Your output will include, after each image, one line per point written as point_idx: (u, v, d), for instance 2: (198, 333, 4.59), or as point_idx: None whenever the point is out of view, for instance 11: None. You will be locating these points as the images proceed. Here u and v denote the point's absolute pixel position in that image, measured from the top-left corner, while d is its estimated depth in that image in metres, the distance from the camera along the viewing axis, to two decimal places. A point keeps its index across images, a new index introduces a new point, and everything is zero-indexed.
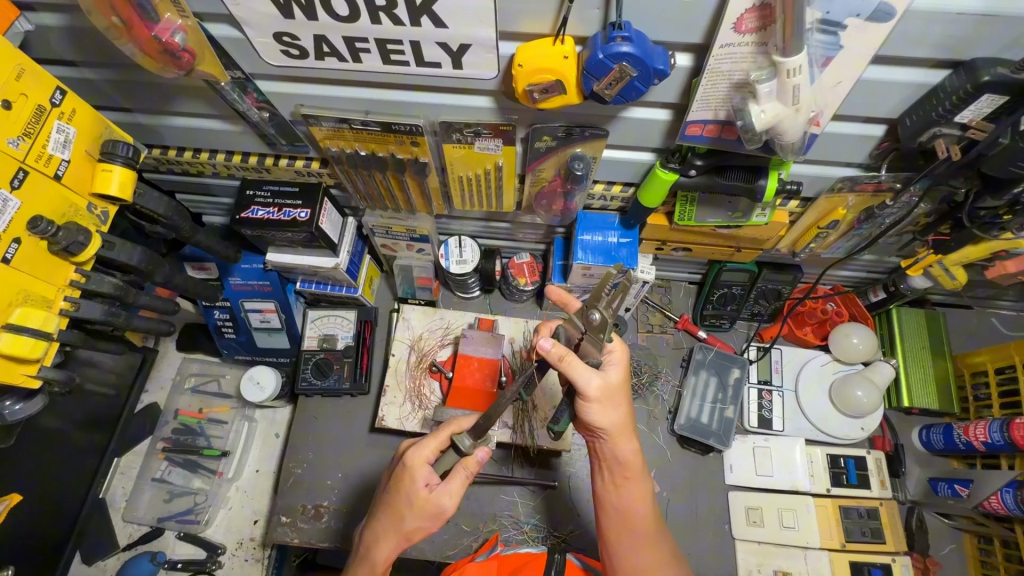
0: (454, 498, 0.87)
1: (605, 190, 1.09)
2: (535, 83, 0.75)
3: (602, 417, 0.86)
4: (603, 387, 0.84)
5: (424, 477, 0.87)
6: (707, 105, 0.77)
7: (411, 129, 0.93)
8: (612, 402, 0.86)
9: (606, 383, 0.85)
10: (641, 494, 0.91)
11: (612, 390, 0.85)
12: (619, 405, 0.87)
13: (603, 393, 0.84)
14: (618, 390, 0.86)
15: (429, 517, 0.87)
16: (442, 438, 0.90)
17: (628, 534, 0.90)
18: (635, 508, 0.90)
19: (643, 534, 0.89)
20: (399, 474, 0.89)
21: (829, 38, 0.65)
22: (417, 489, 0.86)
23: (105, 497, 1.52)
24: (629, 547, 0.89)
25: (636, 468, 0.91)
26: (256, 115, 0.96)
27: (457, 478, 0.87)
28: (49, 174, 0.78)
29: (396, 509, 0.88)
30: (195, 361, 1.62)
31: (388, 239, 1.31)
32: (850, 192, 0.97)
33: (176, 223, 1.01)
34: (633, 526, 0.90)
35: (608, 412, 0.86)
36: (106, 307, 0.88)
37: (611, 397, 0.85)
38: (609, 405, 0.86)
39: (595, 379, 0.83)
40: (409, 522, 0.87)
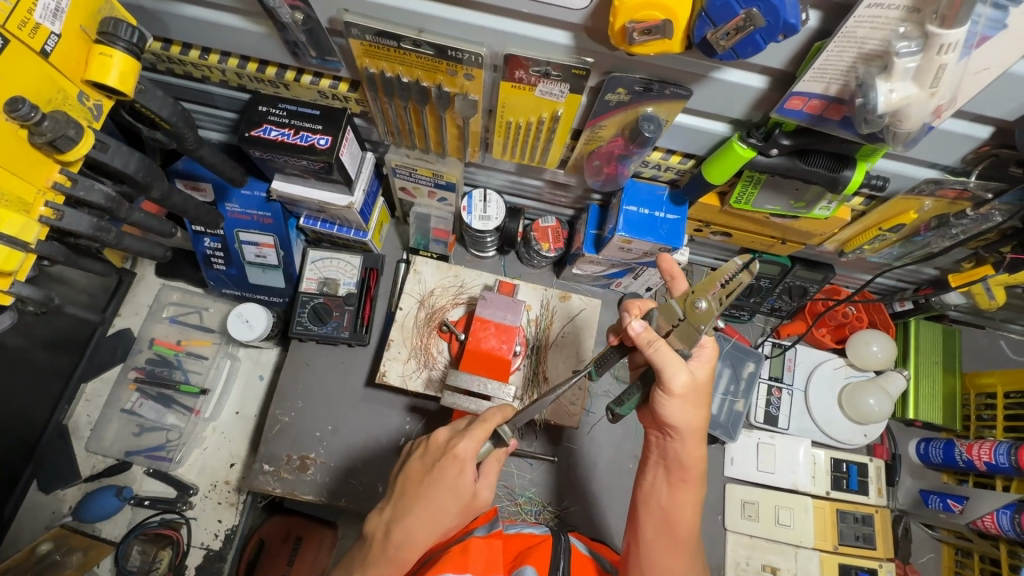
0: (492, 490, 0.88)
1: (662, 159, 0.99)
2: (638, 20, 0.63)
3: (678, 414, 0.84)
4: (689, 384, 0.81)
5: (473, 471, 0.84)
6: (822, 76, 0.67)
7: (469, 58, 0.81)
8: (692, 401, 0.84)
9: (692, 382, 0.82)
10: (690, 501, 0.88)
11: (695, 388, 0.83)
12: (699, 407, 0.86)
13: (687, 391, 0.82)
14: (704, 386, 0.85)
15: (469, 510, 0.86)
16: (488, 428, 0.86)
17: (663, 539, 0.87)
18: (681, 514, 0.88)
19: (679, 542, 0.86)
20: (443, 465, 0.84)
21: (997, 14, 0.56)
22: (465, 483, 0.84)
23: (68, 424, 1.40)
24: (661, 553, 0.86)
25: (694, 475, 0.89)
26: (288, 16, 0.81)
27: (493, 470, 0.87)
28: (33, 48, 0.63)
29: (439, 507, 0.83)
30: (175, 289, 1.48)
31: (409, 182, 1.19)
32: (928, 196, 0.90)
33: (179, 132, 0.87)
34: (670, 532, 0.87)
35: (686, 411, 0.84)
36: (94, 221, 0.76)
37: (694, 396, 0.83)
38: (689, 405, 0.84)
39: (682, 376, 0.81)
40: (451, 517, 0.84)
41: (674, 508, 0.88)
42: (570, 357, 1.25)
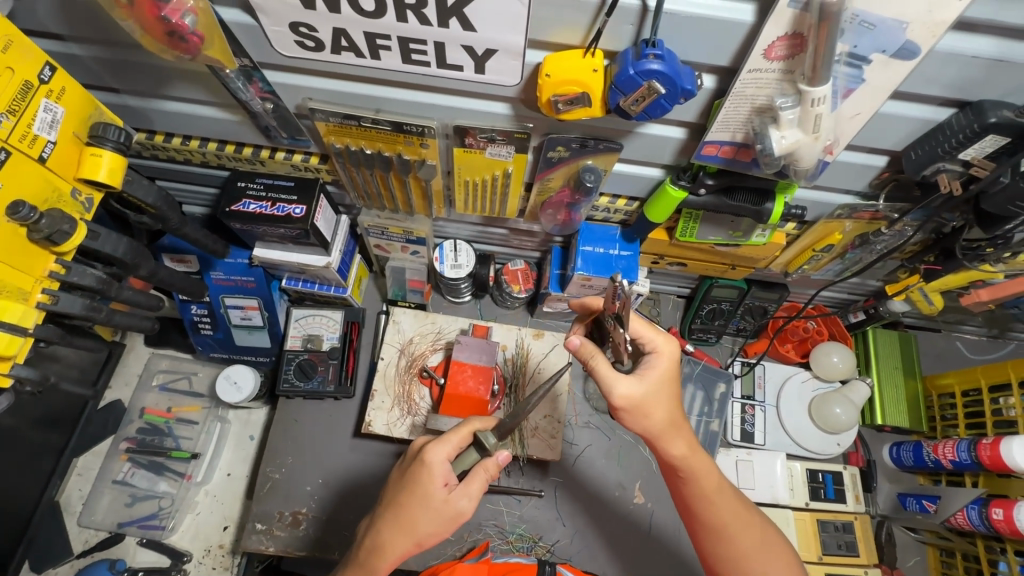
0: (471, 500, 0.87)
1: (610, 203, 1.09)
2: (560, 93, 0.74)
3: (660, 420, 0.84)
4: (637, 392, 0.83)
5: (443, 478, 0.86)
6: (726, 127, 0.78)
7: (422, 130, 0.91)
8: (661, 405, 0.84)
9: (644, 387, 0.83)
10: (706, 481, 0.87)
11: (657, 390, 0.84)
12: (666, 405, 0.85)
13: (641, 399, 0.83)
14: (648, 396, 0.83)
15: (445, 520, 0.86)
16: (465, 434, 0.89)
17: (719, 529, 0.88)
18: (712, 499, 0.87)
19: (731, 518, 0.87)
20: (416, 473, 0.87)
21: (854, 71, 0.67)
22: (435, 490, 0.86)
23: (60, 501, 1.42)
24: (725, 549, 0.88)
25: (697, 462, 0.87)
26: (259, 105, 0.91)
27: (477, 480, 0.87)
28: (32, 156, 0.72)
29: (411, 514, 0.86)
30: (164, 357, 1.53)
31: (382, 240, 1.27)
32: (847, 218, 1.00)
33: (164, 214, 0.95)
34: (719, 522, 0.87)
35: (663, 415, 0.84)
36: (86, 302, 0.83)
37: (656, 400, 0.84)
38: (656, 410, 0.84)
39: (626, 386, 0.82)
40: (423, 526, 0.86)
41: (700, 495, 0.87)
42: (548, 392, 1.31)
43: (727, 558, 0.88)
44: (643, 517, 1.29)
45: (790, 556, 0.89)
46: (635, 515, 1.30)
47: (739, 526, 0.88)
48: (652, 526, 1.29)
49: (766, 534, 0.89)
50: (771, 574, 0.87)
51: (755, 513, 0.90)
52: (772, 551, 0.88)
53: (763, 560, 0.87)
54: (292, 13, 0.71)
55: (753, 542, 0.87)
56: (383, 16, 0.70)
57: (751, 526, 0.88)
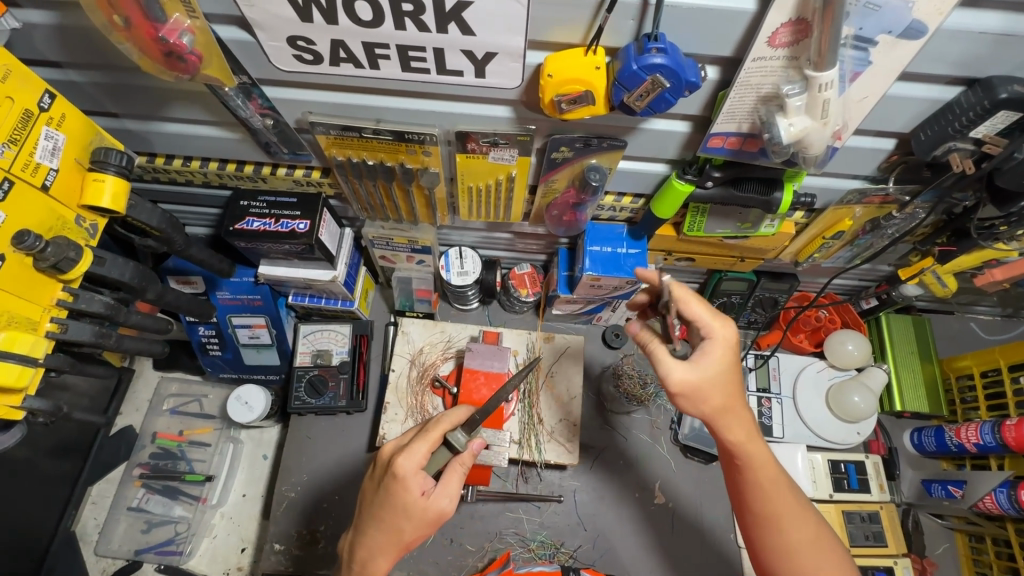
0: (451, 498, 0.87)
1: (615, 201, 1.09)
2: (563, 93, 0.73)
3: (715, 404, 0.82)
4: (692, 376, 0.82)
5: (419, 485, 0.85)
6: (732, 117, 0.77)
7: (424, 138, 0.90)
8: (719, 389, 0.82)
9: (700, 370, 0.82)
10: (767, 464, 0.84)
11: (715, 376, 0.82)
12: (726, 390, 0.83)
13: (697, 382, 0.81)
14: (709, 381, 0.81)
15: (429, 523, 0.86)
16: (431, 439, 0.88)
17: (776, 518, 0.83)
18: (771, 485, 0.84)
19: (786, 504, 0.83)
20: (390, 486, 0.86)
21: (860, 54, 0.66)
22: (413, 499, 0.84)
23: (76, 531, 1.41)
24: (779, 541, 0.83)
25: (754, 448, 0.84)
26: (260, 122, 0.91)
27: (453, 478, 0.87)
28: (35, 184, 0.71)
29: (393, 524, 0.86)
30: (174, 380, 1.52)
31: (387, 250, 1.26)
32: (857, 204, 0.99)
33: (168, 236, 0.95)
34: (776, 510, 0.83)
35: (718, 400, 0.82)
36: (95, 328, 0.82)
37: (713, 387, 0.82)
38: (713, 395, 0.82)
39: (678, 371, 0.82)
40: (409, 532, 0.86)
41: (759, 479, 0.84)
42: (560, 397, 1.30)
43: (778, 551, 0.83)
44: (667, 516, 1.27)
45: (841, 559, 0.83)
46: (659, 515, 1.27)
47: (799, 515, 0.83)
48: (676, 525, 1.27)
49: (823, 529, 0.84)
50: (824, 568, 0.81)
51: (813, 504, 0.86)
52: (826, 549, 0.83)
53: (817, 557, 0.82)
54: (289, 27, 0.71)
55: (810, 534, 0.83)
56: (380, 25, 0.70)
57: (810, 515, 0.84)
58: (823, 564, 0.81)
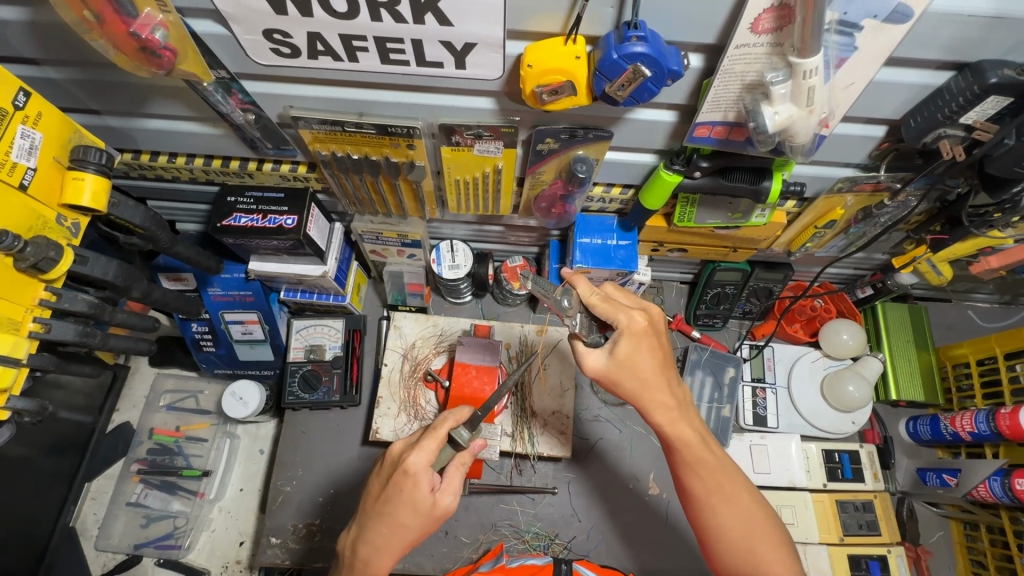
0: (455, 496, 0.88)
1: (604, 192, 1.07)
2: (544, 84, 0.72)
3: (630, 386, 0.84)
4: (605, 367, 0.84)
5: (429, 483, 0.85)
6: (718, 106, 0.76)
7: (408, 131, 0.89)
8: (632, 372, 0.83)
9: (611, 360, 0.83)
10: (690, 441, 0.85)
11: (628, 362, 0.83)
12: (643, 372, 0.83)
13: (609, 373, 0.84)
14: (631, 362, 0.83)
15: (433, 520, 0.87)
16: (440, 437, 0.87)
17: (712, 494, 0.85)
18: (700, 462, 0.85)
19: (725, 478, 0.85)
20: (399, 483, 0.85)
21: (845, 39, 0.65)
22: (422, 496, 0.84)
23: (76, 525, 1.42)
24: (713, 519, 0.85)
25: (680, 429, 0.85)
26: (241, 117, 0.90)
27: (458, 476, 0.88)
28: (13, 184, 0.71)
29: (400, 521, 0.85)
30: (170, 376, 1.53)
31: (377, 245, 1.25)
32: (849, 192, 0.98)
33: (154, 234, 0.94)
34: (711, 484, 0.85)
35: (636, 381, 0.83)
36: (79, 327, 0.82)
37: (626, 369, 0.83)
38: (626, 380, 0.84)
39: (593, 358, 0.84)
40: (414, 530, 0.86)
41: (690, 455, 0.85)
42: (554, 388, 1.30)
43: (712, 529, 0.85)
44: (659, 507, 1.27)
45: (777, 527, 0.86)
46: (652, 505, 1.28)
47: (730, 489, 0.85)
48: (669, 516, 1.27)
49: (755, 500, 0.86)
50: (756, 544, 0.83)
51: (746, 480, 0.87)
52: (761, 522, 0.84)
53: (749, 531, 0.84)
54: (265, 20, 0.69)
55: (745, 506, 0.85)
56: (356, 17, 0.68)
57: (742, 487, 0.86)
58: (759, 535, 0.84)
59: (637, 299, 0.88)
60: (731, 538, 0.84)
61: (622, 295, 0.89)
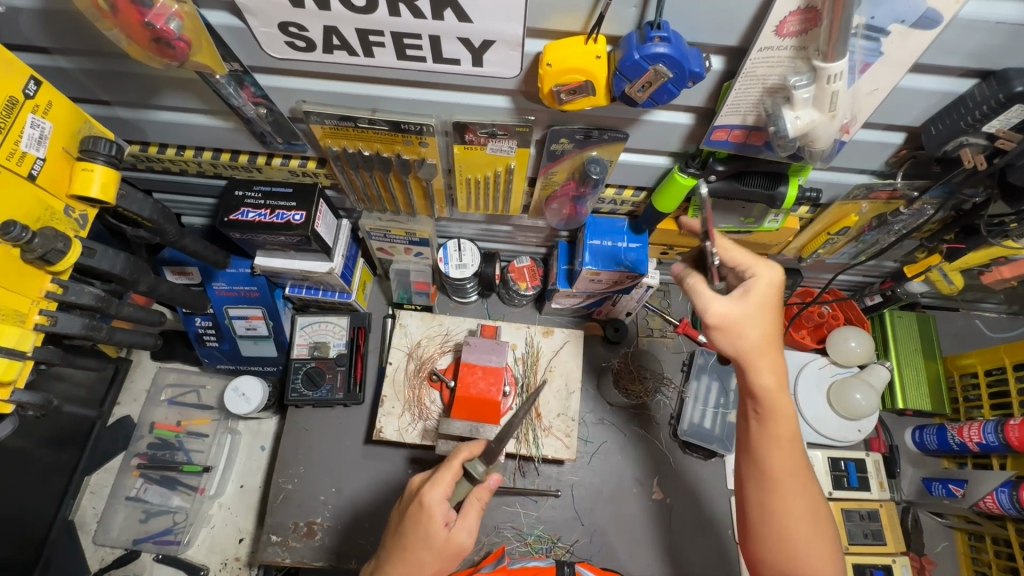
0: (471, 534, 0.86)
1: (616, 194, 1.07)
2: (563, 83, 0.71)
3: (751, 341, 0.78)
4: (731, 310, 0.78)
5: (443, 517, 0.84)
6: (737, 109, 0.75)
7: (421, 129, 0.88)
8: (758, 325, 0.78)
9: (736, 308, 0.78)
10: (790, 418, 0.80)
11: (757, 315, 0.78)
12: (759, 333, 0.78)
13: (734, 317, 0.78)
14: (747, 317, 0.78)
15: (448, 557, 0.85)
16: (455, 469, 0.88)
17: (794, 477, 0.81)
18: (788, 443, 0.81)
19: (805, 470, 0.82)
20: (415, 515, 0.85)
21: (871, 44, 0.64)
22: (437, 531, 0.83)
23: (75, 519, 1.41)
24: (781, 505, 0.81)
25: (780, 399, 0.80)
26: (252, 111, 0.89)
27: (473, 511, 0.87)
28: (21, 174, 0.70)
29: (414, 555, 0.83)
30: (171, 370, 1.51)
31: (385, 242, 1.24)
32: (863, 199, 0.97)
33: (161, 227, 0.93)
34: (792, 470, 0.81)
35: (757, 336, 0.78)
36: (86, 320, 0.82)
37: (752, 324, 0.78)
38: (749, 329, 0.78)
39: (719, 300, 0.78)
40: (429, 567, 0.83)
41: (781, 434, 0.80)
42: (560, 391, 1.29)
43: (778, 513, 0.81)
44: (664, 512, 1.27)
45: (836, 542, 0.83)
46: (657, 510, 1.27)
47: (808, 485, 0.81)
48: (672, 522, 1.26)
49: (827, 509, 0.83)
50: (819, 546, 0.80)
51: (819, 484, 0.83)
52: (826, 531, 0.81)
53: (811, 533, 0.80)
54: (280, 13, 0.68)
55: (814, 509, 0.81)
56: (374, 12, 0.67)
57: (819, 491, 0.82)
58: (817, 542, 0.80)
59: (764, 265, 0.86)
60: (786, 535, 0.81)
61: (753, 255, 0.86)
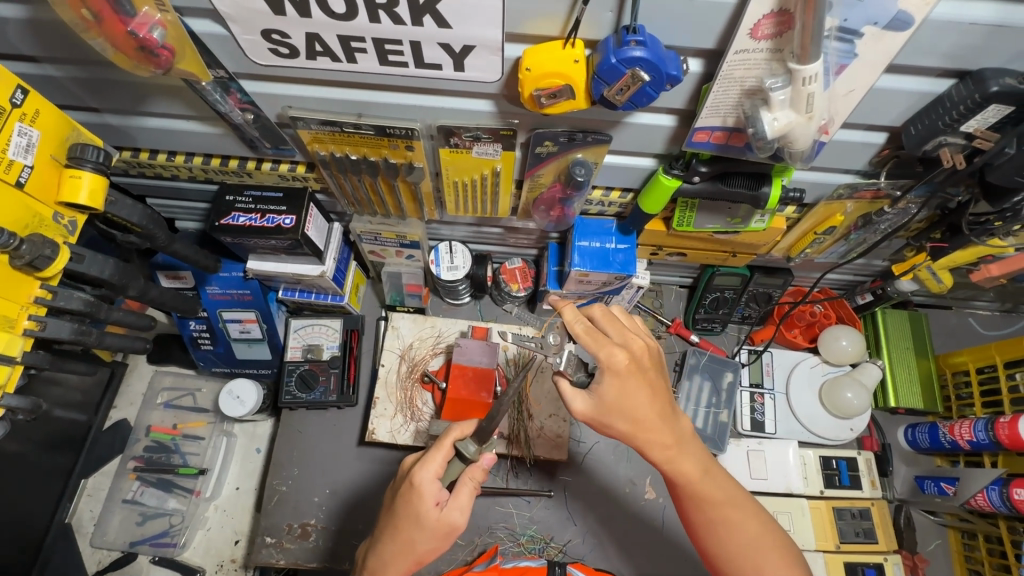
0: (463, 512, 0.86)
1: (603, 195, 1.07)
2: (542, 87, 0.71)
3: (623, 428, 0.83)
4: (592, 410, 0.84)
5: (434, 496, 0.84)
6: (717, 112, 0.76)
7: (407, 133, 0.89)
8: (621, 413, 0.82)
9: (598, 401, 0.83)
10: (692, 475, 0.85)
11: (617, 404, 0.82)
12: (632, 410, 0.82)
13: (597, 415, 0.83)
14: (614, 404, 0.82)
15: (440, 536, 0.86)
16: (446, 448, 0.87)
17: (717, 523, 0.85)
18: (700, 494, 0.85)
19: (727, 506, 0.85)
20: (407, 495, 0.85)
21: (845, 45, 0.65)
22: (427, 509, 0.84)
23: (72, 522, 1.42)
24: (717, 547, 0.85)
25: (682, 459, 0.85)
26: (240, 117, 0.90)
27: (465, 491, 0.87)
28: (9, 181, 0.71)
29: (407, 535, 0.85)
30: (167, 374, 1.52)
31: (376, 245, 1.25)
32: (848, 199, 0.98)
33: (151, 232, 0.94)
34: (713, 514, 0.85)
35: (625, 423, 0.83)
36: (75, 325, 0.83)
37: (614, 412, 0.83)
38: (619, 421, 0.83)
39: (580, 402, 0.84)
40: (421, 545, 0.85)
41: (691, 491, 0.86)
42: (551, 391, 1.29)
43: (715, 556, 0.86)
44: (655, 511, 1.27)
45: (788, 549, 0.85)
46: (648, 509, 1.28)
47: (730, 518, 0.85)
48: (664, 522, 1.27)
49: (765, 525, 0.85)
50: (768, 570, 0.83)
51: (747, 505, 0.86)
52: (770, 546, 0.84)
53: (753, 559, 0.83)
54: (262, 20, 0.69)
55: (752, 531, 0.85)
56: (355, 18, 0.68)
57: (748, 513, 0.86)
58: (766, 560, 0.83)
59: (624, 329, 0.85)
60: (741, 566, 0.84)
61: (610, 323, 0.86)
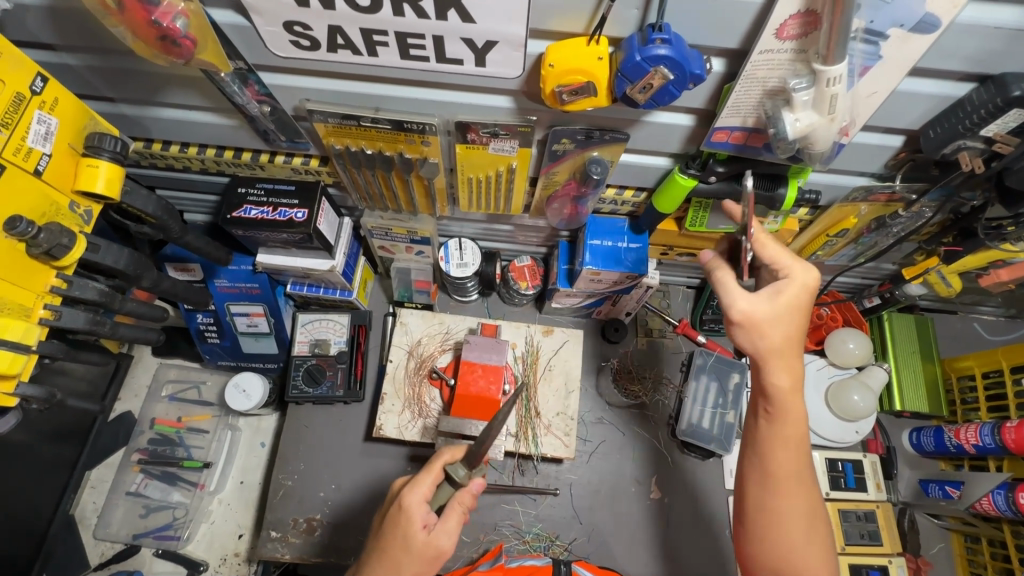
0: (451, 537, 0.85)
1: (617, 194, 1.07)
2: (565, 84, 0.71)
3: (774, 341, 0.78)
4: (765, 311, 0.77)
5: (421, 518, 0.83)
6: (737, 111, 0.76)
7: (423, 128, 0.89)
8: (779, 327, 0.78)
9: (772, 305, 0.77)
10: (791, 418, 0.81)
11: (780, 315, 0.77)
12: (789, 330, 0.78)
13: (763, 317, 0.78)
14: (773, 313, 0.77)
15: (428, 561, 0.83)
16: (436, 471, 0.87)
17: (790, 480, 0.82)
18: (791, 442, 0.81)
19: (805, 473, 0.82)
20: (394, 517, 0.85)
21: (870, 47, 0.65)
22: (414, 533, 0.82)
23: (75, 513, 1.42)
24: (777, 503, 0.82)
25: (792, 399, 0.80)
26: (257, 109, 0.89)
27: (453, 515, 0.85)
28: (27, 169, 0.71)
29: (394, 560, 0.82)
30: (173, 366, 1.52)
31: (386, 241, 1.25)
32: (863, 201, 0.98)
33: (164, 223, 0.94)
34: (790, 471, 0.82)
35: (778, 335, 0.78)
36: (89, 315, 0.83)
37: (780, 321, 0.78)
38: (773, 331, 0.78)
39: (741, 297, 0.78)
40: (407, 570, 0.82)
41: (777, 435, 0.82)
42: (558, 389, 1.29)
43: (772, 513, 0.82)
44: (661, 511, 1.28)
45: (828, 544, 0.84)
46: (655, 508, 1.28)
47: (802, 485, 0.82)
48: (670, 521, 1.27)
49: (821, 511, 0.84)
50: (808, 544, 0.81)
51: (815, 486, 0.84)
52: (821, 532, 0.83)
53: (808, 532, 0.82)
54: (285, 12, 0.69)
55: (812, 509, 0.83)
56: (379, 11, 0.68)
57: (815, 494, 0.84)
58: (814, 538, 0.82)
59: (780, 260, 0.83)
60: (784, 533, 0.81)
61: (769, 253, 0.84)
